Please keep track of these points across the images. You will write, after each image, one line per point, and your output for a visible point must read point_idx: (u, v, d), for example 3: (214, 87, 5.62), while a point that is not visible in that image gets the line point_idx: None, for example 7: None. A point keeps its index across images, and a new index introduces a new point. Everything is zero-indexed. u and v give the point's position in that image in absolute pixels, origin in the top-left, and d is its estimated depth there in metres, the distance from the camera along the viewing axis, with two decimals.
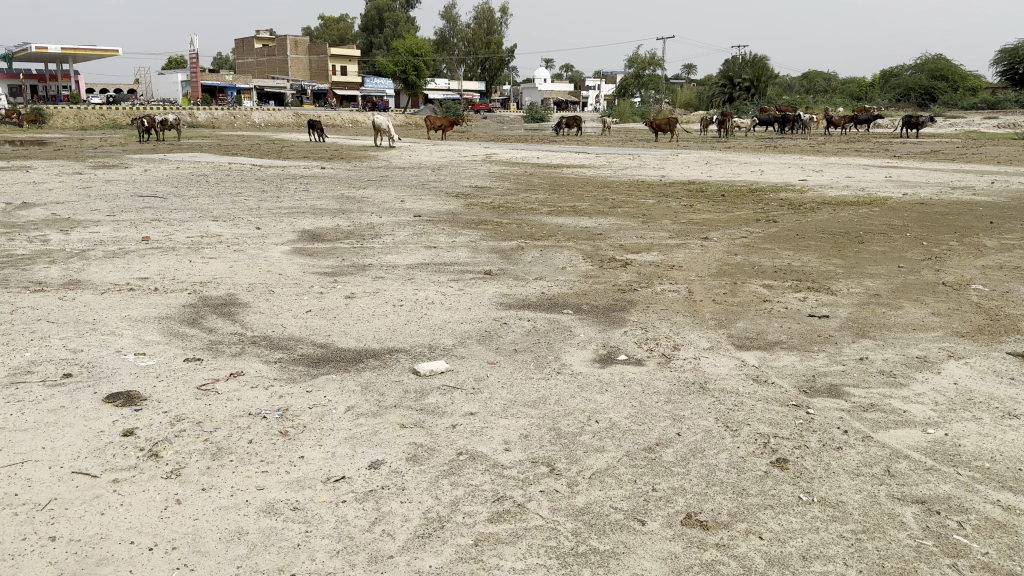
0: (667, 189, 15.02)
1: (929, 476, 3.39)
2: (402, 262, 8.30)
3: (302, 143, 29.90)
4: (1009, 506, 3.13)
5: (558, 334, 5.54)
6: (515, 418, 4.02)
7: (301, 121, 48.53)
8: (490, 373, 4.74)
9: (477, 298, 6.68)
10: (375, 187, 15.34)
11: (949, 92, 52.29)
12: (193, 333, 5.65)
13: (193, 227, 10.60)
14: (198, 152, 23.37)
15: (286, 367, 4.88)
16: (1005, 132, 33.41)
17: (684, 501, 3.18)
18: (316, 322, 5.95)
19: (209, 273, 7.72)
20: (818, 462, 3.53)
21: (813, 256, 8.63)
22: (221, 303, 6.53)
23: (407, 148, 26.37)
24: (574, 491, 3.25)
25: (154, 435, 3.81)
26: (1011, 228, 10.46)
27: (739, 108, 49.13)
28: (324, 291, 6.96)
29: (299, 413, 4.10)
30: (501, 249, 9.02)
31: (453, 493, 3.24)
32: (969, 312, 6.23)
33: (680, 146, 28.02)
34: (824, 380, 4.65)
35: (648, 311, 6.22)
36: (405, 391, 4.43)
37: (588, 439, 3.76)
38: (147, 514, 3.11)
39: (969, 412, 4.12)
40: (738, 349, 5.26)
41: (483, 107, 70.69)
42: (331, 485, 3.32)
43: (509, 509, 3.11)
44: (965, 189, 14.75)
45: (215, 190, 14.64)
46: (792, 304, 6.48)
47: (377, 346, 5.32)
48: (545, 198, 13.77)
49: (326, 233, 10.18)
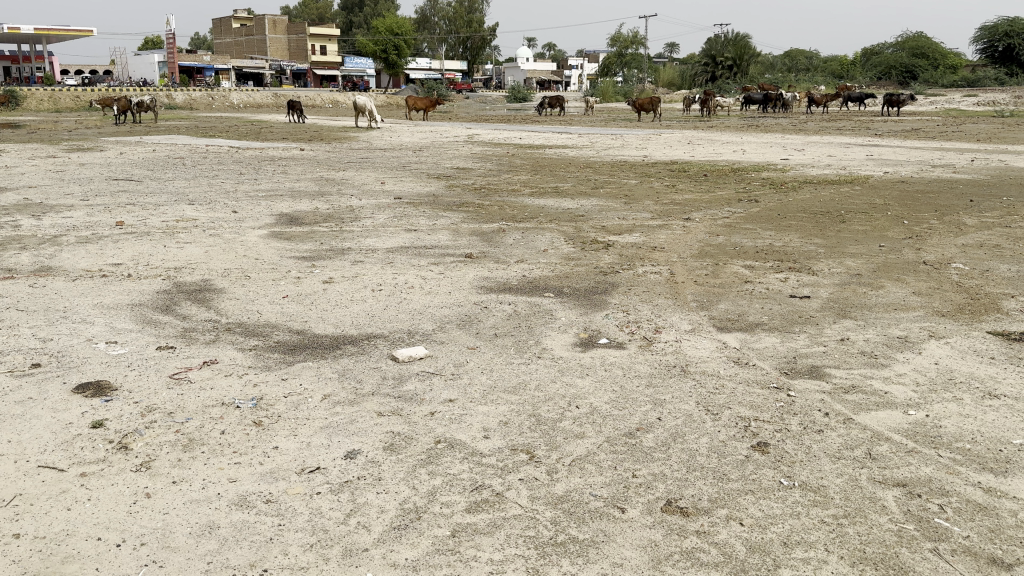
0: (649, 169, 14.99)
1: (910, 458, 3.36)
2: (382, 245, 8.21)
3: (281, 123, 29.62)
4: (990, 487, 3.11)
5: (539, 318, 5.49)
6: (494, 404, 3.97)
7: (279, 102, 47.91)
8: (470, 358, 4.68)
9: (457, 281, 6.60)
10: (355, 169, 15.16)
11: (929, 70, 52.35)
12: (167, 320, 5.55)
13: (169, 211, 10.44)
14: (175, 135, 23.02)
15: (261, 354, 4.80)
16: (985, 109, 33.57)
17: (664, 487, 3.14)
18: (293, 307, 5.86)
19: (184, 258, 7.61)
20: (799, 445, 3.50)
21: (795, 236, 8.60)
22: (195, 289, 6.42)
23: (387, 129, 26.12)
24: (553, 479, 3.21)
25: (124, 427, 3.72)
26: (990, 206, 10.48)
27: (722, 87, 49.02)
28: (301, 276, 6.85)
29: (274, 402, 4.02)
30: (482, 232, 8.94)
31: (431, 483, 3.17)
32: (950, 291, 6.21)
33: (661, 126, 28.03)
34: (805, 362, 4.62)
35: (630, 294, 6.16)
36: (383, 377, 4.36)
37: (568, 425, 3.72)
38: (115, 509, 3.04)
39: (951, 392, 4.11)
40: (719, 331, 5.23)
41: (464, 87, 70.14)
42: (305, 476, 3.26)
43: (487, 499, 3.06)
44: (945, 166, 14.80)
45: (192, 173, 14.42)
46: (773, 285, 6.45)
47: (355, 332, 5.24)
48: (527, 179, 13.66)
49: (305, 216, 10.04)
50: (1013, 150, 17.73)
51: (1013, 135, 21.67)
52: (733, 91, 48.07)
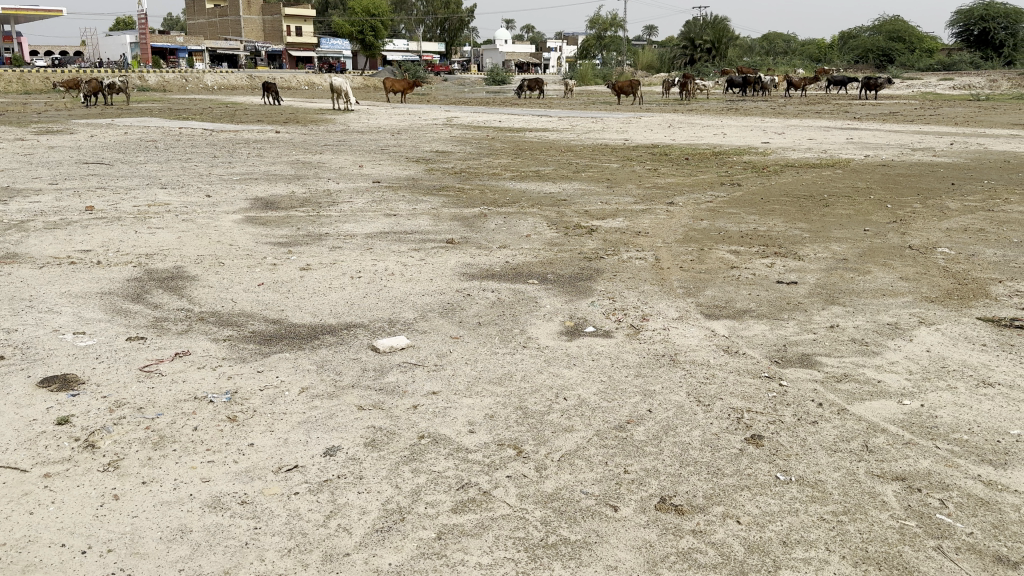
0: (630, 152, 14.87)
1: (907, 451, 3.27)
2: (361, 231, 8.03)
3: (256, 106, 29.17)
4: (990, 481, 3.03)
5: (524, 305, 5.36)
6: (479, 397, 3.83)
7: (254, 84, 47.21)
8: (453, 348, 4.54)
9: (439, 268, 6.45)
10: (332, 152, 14.90)
11: (906, 54, 52.51)
12: (138, 309, 5.35)
13: (140, 196, 10.16)
14: (148, 117, 22.56)
15: (236, 345, 4.62)
16: (962, 93, 33.75)
17: (657, 483, 3.03)
18: (269, 295, 5.68)
19: (156, 244, 7.38)
20: (794, 437, 3.40)
21: (779, 221, 8.52)
22: (167, 277, 6.21)
23: (365, 112, 25.78)
24: (542, 476, 3.08)
25: (92, 423, 3.55)
26: (972, 189, 10.47)
27: (700, 71, 48.99)
28: (277, 262, 6.66)
29: (249, 396, 3.86)
30: (464, 216, 8.78)
31: (414, 481, 3.04)
32: (937, 276, 6.15)
33: (641, 109, 27.92)
34: (795, 350, 4.53)
35: (615, 280, 6.04)
36: (363, 369, 4.21)
37: (556, 418, 3.59)
38: (81, 512, 2.88)
39: (944, 380, 4.04)
40: (707, 318, 5.13)
41: (442, 70, 69.55)
42: (282, 475, 3.11)
43: (474, 498, 2.93)
44: (925, 150, 14.82)
45: (165, 156, 14.10)
46: (760, 271, 6.35)
47: (333, 321, 5.08)
48: (507, 163, 13.51)
49: (281, 200, 9.82)
50: (991, 133, 17.80)
51: (989, 118, 21.79)
52: (711, 74, 47.99)
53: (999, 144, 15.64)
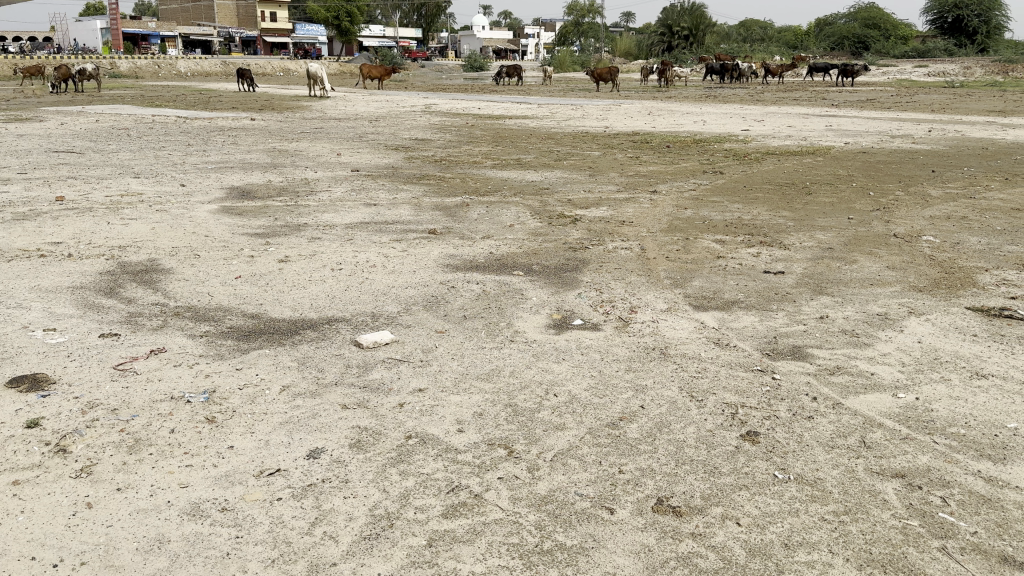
0: (611, 140, 14.79)
1: (906, 446, 3.22)
2: (340, 221, 7.87)
3: (230, 92, 28.73)
4: (991, 476, 2.97)
5: (509, 298, 5.25)
6: (467, 394, 3.73)
7: (228, 70, 46.57)
8: (438, 343, 4.42)
9: (422, 259, 6.32)
10: (309, 140, 14.67)
11: (881, 40, 52.80)
12: (111, 304, 5.18)
13: (113, 185, 9.92)
14: (120, 104, 22.13)
15: (213, 342, 4.48)
16: (936, 80, 34.03)
17: (653, 484, 2.94)
18: (247, 289, 5.52)
19: (129, 235, 7.19)
20: (790, 434, 3.33)
21: (763, 209, 8.47)
22: (141, 270, 6.03)
23: (342, 98, 25.49)
24: (535, 477, 2.98)
25: (63, 426, 3.40)
26: (953, 177, 10.49)
27: (678, 57, 48.98)
28: (254, 254, 6.50)
29: (227, 395, 3.73)
30: (445, 206, 8.65)
31: (402, 485, 2.93)
32: (924, 265, 6.12)
33: (620, 96, 27.79)
34: (786, 341, 4.46)
35: (601, 271, 5.95)
36: (347, 366, 4.09)
37: (547, 416, 3.50)
38: (52, 522, 2.74)
39: (937, 372, 3.99)
40: (696, 310, 5.05)
41: (420, 56, 68.96)
42: (264, 479, 2.99)
43: (465, 501, 2.83)
44: (904, 137, 14.87)
45: (137, 144, 13.81)
46: (747, 260, 6.29)
47: (314, 315, 4.94)
48: (488, 150, 13.37)
49: (257, 189, 9.63)
50: (967, 120, 17.94)
51: (964, 104, 21.95)
52: (689, 61, 47.95)
53: (975, 130, 15.75)
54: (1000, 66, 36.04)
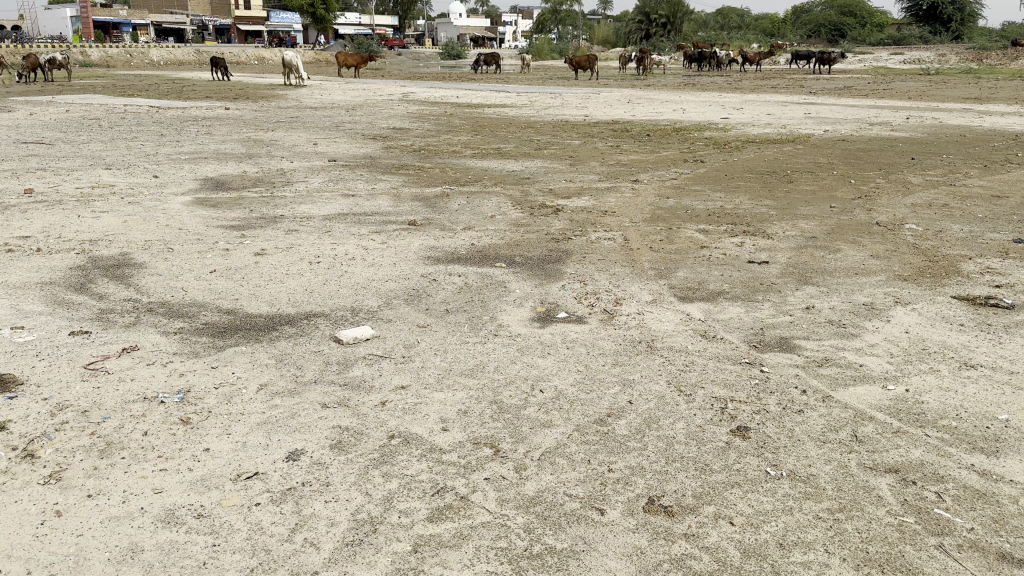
0: (591, 128, 14.73)
1: (898, 440, 3.17)
2: (318, 212, 7.74)
3: (204, 81, 28.34)
4: (984, 471, 2.94)
5: (492, 291, 5.16)
6: (451, 391, 3.64)
7: (201, 59, 45.91)
8: (421, 338, 4.33)
9: (402, 251, 6.21)
10: (285, 129, 14.47)
11: (857, 28, 52.97)
12: (81, 300, 5.03)
13: (83, 177, 9.69)
14: (91, 94, 21.71)
15: (188, 339, 4.35)
16: (912, 67, 34.21)
17: (644, 483, 2.87)
18: (223, 283, 5.38)
19: (100, 229, 7.01)
20: (780, 428, 3.27)
21: (745, 198, 8.43)
22: (113, 264, 5.87)
23: (319, 87, 25.22)
24: (523, 478, 2.90)
25: (30, 430, 3.26)
26: (933, 164, 10.51)
27: (656, 45, 48.90)
28: (230, 247, 6.36)
29: (203, 395, 3.61)
30: (424, 196, 8.52)
31: (385, 487, 2.83)
32: (908, 254, 6.10)
33: (599, 85, 27.64)
34: (773, 333, 4.40)
35: (585, 263, 5.87)
36: (326, 362, 3.98)
37: (533, 413, 3.42)
38: (18, 532, 2.62)
39: (926, 363, 3.95)
40: (681, 301, 4.99)
41: (396, 44, 68.41)
42: (241, 484, 2.88)
43: (451, 504, 2.74)
44: (882, 124, 14.91)
45: (109, 135, 13.52)
46: (730, 250, 6.24)
47: (291, 310, 4.82)
48: (467, 139, 13.25)
49: (232, 180, 9.46)
50: (944, 107, 18.03)
51: (940, 92, 22.06)
52: (667, 49, 47.91)
53: (953, 117, 15.85)
54: (975, 53, 36.29)
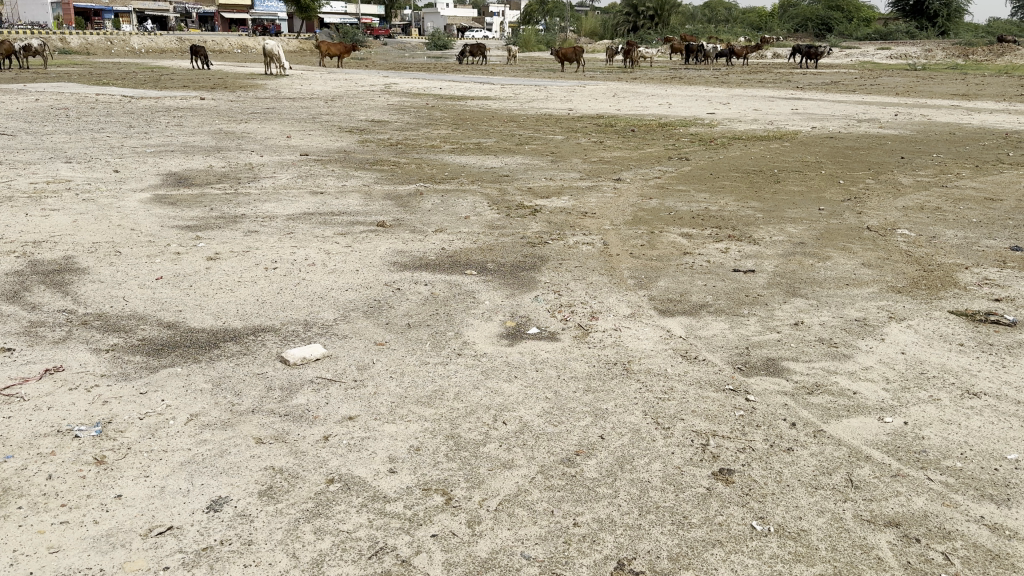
0: (575, 122, 14.40)
1: (898, 486, 2.83)
2: (282, 211, 7.34)
3: (182, 70, 27.83)
4: (996, 525, 2.61)
5: (459, 302, 4.79)
6: (403, 424, 3.27)
7: (183, 48, 45.15)
8: (376, 358, 3.96)
9: (367, 256, 5.83)
10: (259, 121, 14.03)
11: (844, 22, 52.86)
12: (11, 311, 4.62)
13: (38, 171, 9.20)
14: (65, 83, 21.07)
15: (120, 359, 3.94)
16: (899, 62, 33.95)
17: (613, 541, 2.52)
18: (168, 292, 4.98)
19: (47, 229, 6.57)
20: (767, 471, 2.93)
21: (730, 199, 8.08)
22: (53, 269, 5.45)
23: (301, 77, 24.75)
24: (475, 535, 2.54)
25: None
26: (923, 163, 10.23)
27: (643, 37, 48.53)
28: (182, 250, 5.95)
29: (124, 427, 3.23)
30: (396, 195, 8.13)
31: (315, 547, 2.47)
32: (901, 263, 5.77)
33: (584, 77, 27.24)
34: (759, 353, 4.06)
35: (560, 270, 5.51)
36: (268, 388, 3.60)
37: (493, 451, 3.06)
38: None
39: (925, 390, 3.62)
40: (661, 315, 4.65)
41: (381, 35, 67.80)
42: (151, 541, 2.51)
43: (389, 570, 2.37)
44: (871, 121, 14.63)
45: (75, 126, 13.03)
46: (714, 256, 5.90)
47: (238, 325, 4.42)
48: (447, 133, 12.85)
49: (196, 176, 9.01)
50: (933, 104, 17.81)
51: (928, 88, 21.82)
52: (655, 41, 47.53)
53: (942, 114, 15.59)
54: (961, 49, 36.12)
